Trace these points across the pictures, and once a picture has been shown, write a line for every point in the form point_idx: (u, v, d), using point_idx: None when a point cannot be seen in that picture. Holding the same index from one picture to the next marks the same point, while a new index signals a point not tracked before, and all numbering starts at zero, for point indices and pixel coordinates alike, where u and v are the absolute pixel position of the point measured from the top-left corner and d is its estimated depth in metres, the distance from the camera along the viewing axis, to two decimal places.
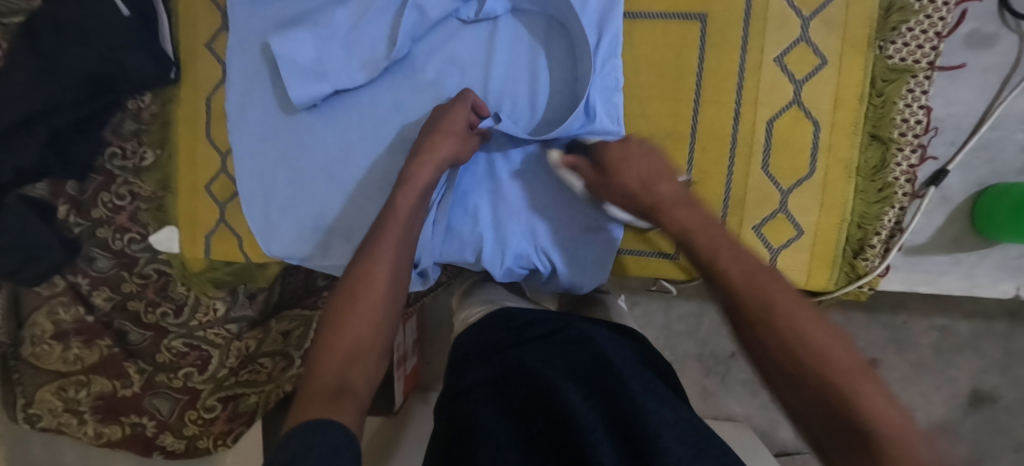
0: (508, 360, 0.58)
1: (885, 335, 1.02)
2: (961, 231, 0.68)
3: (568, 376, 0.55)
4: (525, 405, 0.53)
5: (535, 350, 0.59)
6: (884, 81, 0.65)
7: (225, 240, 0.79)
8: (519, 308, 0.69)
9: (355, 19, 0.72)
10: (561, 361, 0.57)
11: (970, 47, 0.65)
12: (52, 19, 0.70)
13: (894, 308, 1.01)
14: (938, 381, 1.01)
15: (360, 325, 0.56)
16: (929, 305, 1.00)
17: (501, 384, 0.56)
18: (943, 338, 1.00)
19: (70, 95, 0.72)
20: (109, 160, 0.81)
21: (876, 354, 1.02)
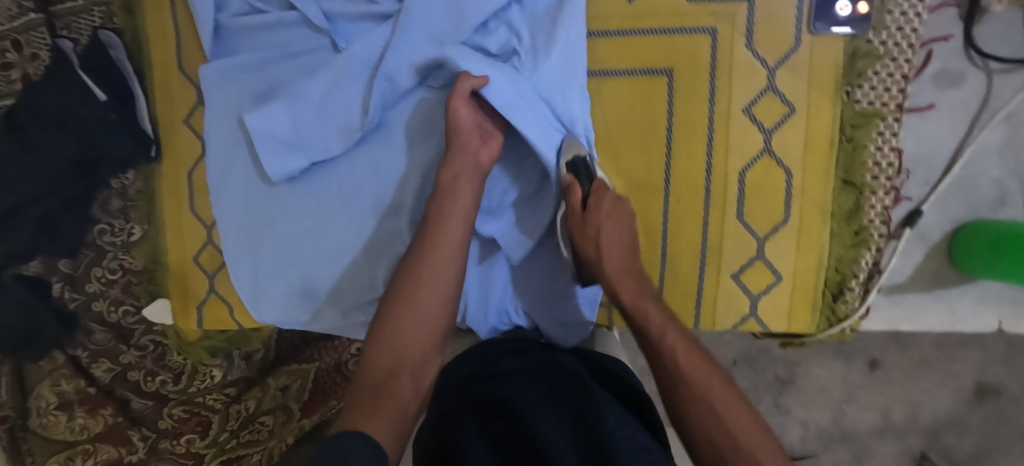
0: (486, 388, 0.58)
1: (885, 336, 0.98)
2: (940, 266, 0.68)
3: (543, 400, 0.55)
4: (498, 424, 0.52)
5: (512, 376, 0.59)
6: (853, 126, 0.66)
7: (215, 309, 0.81)
8: (499, 345, 0.70)
9: (326, 87, 0.71)
10: (538, 385, 0.58)
11: (937, 87, 0.65)
12: (32, 114, 0.72)
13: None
14: (942, 376, 0.97)
15: (423, 302, 0.60)
16: None
17: (480, 409, 0.55)
18: (947, 336, 0.96)
19: (54, 180, 0.73)
20: (98, 237, 0.82)
21: (878, 355, 0.98)
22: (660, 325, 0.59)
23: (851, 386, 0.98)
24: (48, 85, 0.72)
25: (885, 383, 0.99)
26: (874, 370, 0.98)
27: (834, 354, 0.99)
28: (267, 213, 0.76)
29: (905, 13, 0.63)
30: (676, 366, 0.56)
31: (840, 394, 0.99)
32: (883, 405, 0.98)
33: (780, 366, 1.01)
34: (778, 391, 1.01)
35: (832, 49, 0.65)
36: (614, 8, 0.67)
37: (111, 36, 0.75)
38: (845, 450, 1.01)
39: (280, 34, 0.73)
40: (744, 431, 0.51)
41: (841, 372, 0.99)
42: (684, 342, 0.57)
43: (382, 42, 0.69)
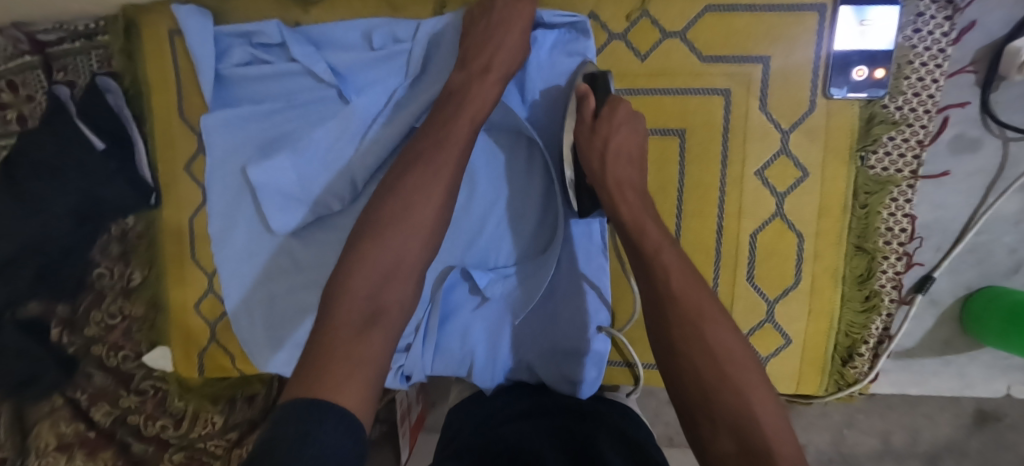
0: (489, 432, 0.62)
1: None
2: (951, 333, 0.68)
3: (548, 444, 0.58)
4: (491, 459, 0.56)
5: (516, 425, 0.63)
6: (867, 192, 0.65)
7: (218, 357, 0.80)
8: (499, 400, 0.70)
9: (333, 138, 0.69)
10: (537, 432, 0.61)
11: (953, 153, 0.64)
12: (28, 166, 0.70)
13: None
14: None
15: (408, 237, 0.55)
16: None
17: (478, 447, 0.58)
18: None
19: (53, 232, 0.72)
20: (98, 281, 0.81)
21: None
22: (657, 241, 0.55)
23: None
24: (46, 135, 0.71)
25: None
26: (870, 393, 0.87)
27: None
28: (272, 265, 0.75)
29: (923, 79, 0.62)
30: (665, 264, 0.54)
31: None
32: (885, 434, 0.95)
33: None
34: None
35: (848, 114, 0.63)
36: (627, 66, 0.66)
37: (108, 81, 0.74)
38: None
39: (285, 84, 0.71)
40: (726, 348, 0.50)
41: None
42: (675, 249, 0.55)
43: (392, 94, 0.68)
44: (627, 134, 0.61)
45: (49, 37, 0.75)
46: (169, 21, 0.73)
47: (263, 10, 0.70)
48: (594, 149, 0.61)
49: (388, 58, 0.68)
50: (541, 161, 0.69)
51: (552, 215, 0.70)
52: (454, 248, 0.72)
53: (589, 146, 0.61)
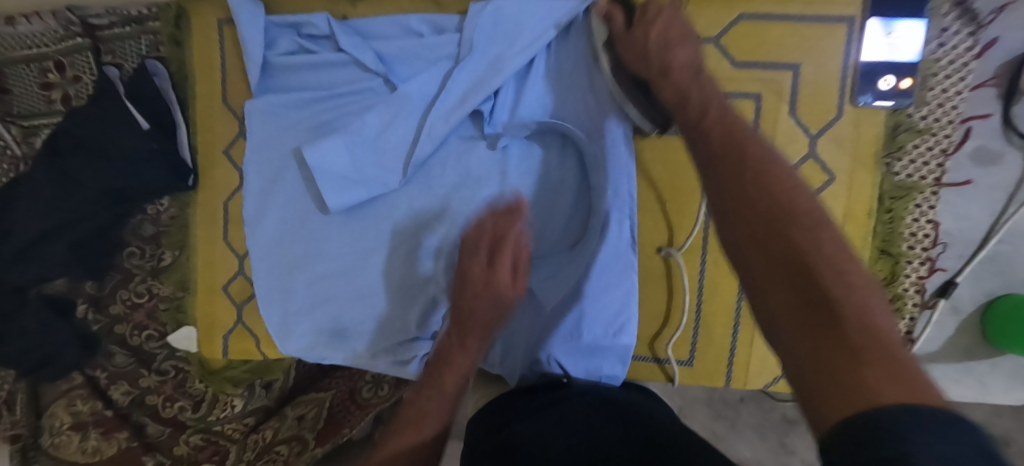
0: (506, 433, 0.58)
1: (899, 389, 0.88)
2: (972, 341, 0.69)
3: (557, 431, 0.57)
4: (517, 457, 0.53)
5: (526, 417, 0.61)
6: (892, 197, 0.66)
7: (242, 340, 0.80)
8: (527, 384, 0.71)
9: (383, 124, 0.72)
10: (546, 421, 0.59)
11: (976, 163, 0.66)
12: (73, 143, 0.73)
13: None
14: None
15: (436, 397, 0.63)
16: None
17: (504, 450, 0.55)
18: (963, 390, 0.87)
19: (90, 206, 0.74)
20: (127, 259, 0.82)
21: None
22: (700, 108, 0.55)
23: None
24: (94, 113, 0.73)
25: None
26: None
27: None
28: (306, 248, 0.76)
29: (946, 90, 0.65)
30: (704, 114, 0.54)
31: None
32: None
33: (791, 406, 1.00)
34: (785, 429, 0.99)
35: (874, 122, 0.66)
36: None
37: (156, 65, 0.76)
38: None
39: (331, 73, 0.74)
40: (784, 193, 0.46)
41: None
42: (722, 119, 0.53)
43: (444, 82, 0.71)
44: (684, 45, 0.60)
45: (100, 21, 0.77)
46: (219, 10, 0.75)
47: (311, 2, 0.72)
48: (636, 50, 0.63)
49: (434, 49, 0.71)
50: (573, 155, 0.72)
51: (583, 208, 0.72)
52: None
53: (629, 46, 0.64)
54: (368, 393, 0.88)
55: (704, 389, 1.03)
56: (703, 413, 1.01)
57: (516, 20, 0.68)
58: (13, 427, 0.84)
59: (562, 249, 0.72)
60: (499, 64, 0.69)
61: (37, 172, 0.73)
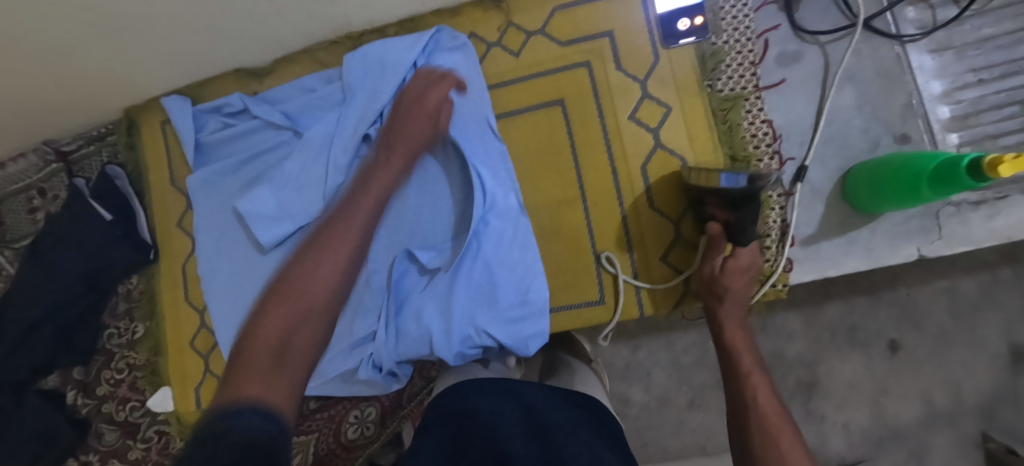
0: (465, 414, 0.63)
1: (896, 312, 0.96)
2: (845, 213, 0.74)
3: (519, 429, 0.60)
4: (467, 443, 0.58)
5: (491, 401, 0.64)
6: (723, 110, 0.76)
7: (213, 388, 0.88)
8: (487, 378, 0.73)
9: (296, 167, 0.85)
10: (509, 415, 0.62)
11: (782, 65, 0.76)
12: (50, 241, 0.87)
13: (892, 283, 0.95)
14: (971, 346, 0.93)
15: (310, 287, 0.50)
16: (925, 271, 0.95)
17: (455, 437, 0.60)
18: (956, 300, 0.94)
19: (68, 294, 0.87)
20: (109, 340, 0.93)
21: (896, 335, 0.95)
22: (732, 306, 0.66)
23: (880, 376, 0.96)
24: (65, 215, 0.88)
25: (913, 365, 0.95)
26: (896, 353, 0.95)
27: (851, 346, 0.97)
28: (251, 288, 0.86)
29: (735, 17, 0.77)
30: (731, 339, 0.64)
31: (871, 386, 0.96)
32: (923, 391, 0.94)
33: (800, 369, 0.98)
34: (805, 396, 0.98)
35: (685, 56, 0.78)
36: (506, 63, 0.83)
37: (115, 169, 0.91)
38: (896, 448, 0.95)
39: (251, 138, 0.89)
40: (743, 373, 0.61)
41: (864, 363, 0.96)
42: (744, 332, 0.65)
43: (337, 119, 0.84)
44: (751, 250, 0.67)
45: (70, 147, 0.96)
46: (159, 113, 0.92)
47: (227, 87, 0.90)
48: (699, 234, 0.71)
49: (325, 98, 0.86)
50: (453, 151, 0.83)
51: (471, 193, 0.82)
52: (400, 238, 0.83)
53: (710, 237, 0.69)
54: None
55: (709, 372, 1.06)
56: (717, 398, 1.05)
57: (382, 57, 0.83)
58: None
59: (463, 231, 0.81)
60: (375, 92, 0.83)
61: (26, 272, 0.86)
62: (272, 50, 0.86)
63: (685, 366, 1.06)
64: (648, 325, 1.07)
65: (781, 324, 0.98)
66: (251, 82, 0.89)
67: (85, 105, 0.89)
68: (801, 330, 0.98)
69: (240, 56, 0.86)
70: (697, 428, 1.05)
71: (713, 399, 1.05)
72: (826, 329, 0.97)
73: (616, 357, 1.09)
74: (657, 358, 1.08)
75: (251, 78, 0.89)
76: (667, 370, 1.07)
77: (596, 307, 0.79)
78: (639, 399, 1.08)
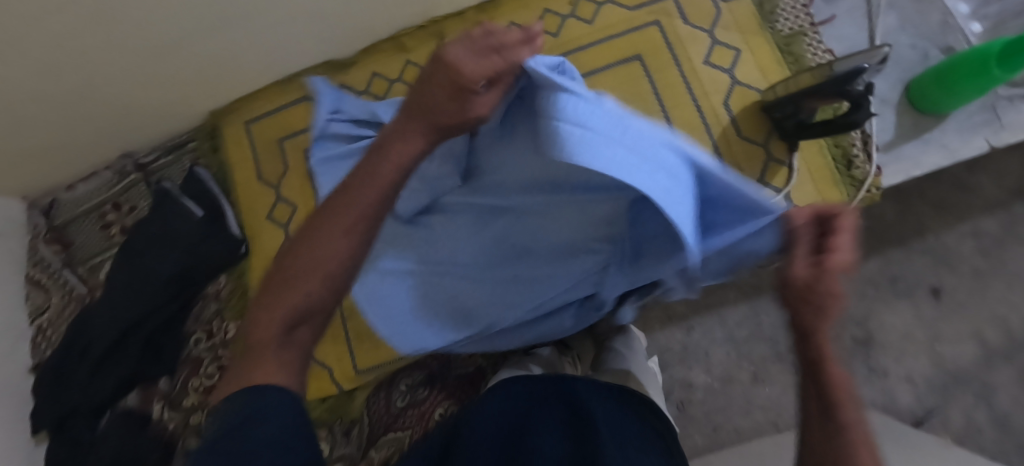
0: (521, 409, 0.67)
1: (930, 260, 0.99)
2: (915, 118, 0.82)
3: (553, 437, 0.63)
4: (511, 432, 0.65)
5: (543, 407, 0.67)
6: (787, 45, 0.85)
7: (319, 376, 0.87)
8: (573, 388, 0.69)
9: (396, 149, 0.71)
10: (550, 414, 0.67)
11: (829, 3, 0.86)
12: (141, 240, 0.87)
13: (921, 233, 0.99)
14: (1009, 281, 0.97)
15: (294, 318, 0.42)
16: (946, 216, 0.99)
17: (515, 426, 0.65)
18: (981, 240, 0.98)
19: (162, 294, 0.86)
20: (195, 346, 0.91)
21: (936, 282, 0.99)
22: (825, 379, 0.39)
23: (931, 322, 0.98)
24: (155, 217, 0.89)
25: (959, 308, 0.98)
26: (940, 298, 0.98)
27: (896, 297, 0.99)
28: None
29: None
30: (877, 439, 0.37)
31: (925, 333, 0.98)
32: (974, 331, 0.97)
33: (854, 328, 0.99)
34: (864, 354, 0.99)
35: (743, 6, 0.87)
36: (580, 30, 0.90)
37: (203, 171, 0.92)
38: (964, 392, 0.95)
39: None
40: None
41: (913, 312, 0.99)
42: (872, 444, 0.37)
43: None
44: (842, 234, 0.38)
45: (149, 158, 0.97)
46: (242, 115, 0.95)
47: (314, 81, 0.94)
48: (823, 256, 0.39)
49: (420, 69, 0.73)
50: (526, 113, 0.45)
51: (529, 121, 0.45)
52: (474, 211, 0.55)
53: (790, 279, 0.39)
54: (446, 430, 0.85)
55: (766, 345, 1.01)
56: (780, 370, 1.01)
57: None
58: None
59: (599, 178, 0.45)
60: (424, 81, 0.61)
61: (119, 275, 0.87)
62: (360, 40, 0.91)
63: (741, 342, 1.02)
64: (698, 304, 1.03)
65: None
66: (333, 77, 0.94)
67: (172, 111, 0.91)
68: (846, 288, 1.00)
69: (332, 48, 0.91)
70: (766, 403, 0.99)
71: (777, 372, 1.00)
72: (868, 283, 1.00)
73: (671, 342, 1.04)
74: (711, 336, 1.03)
75: (335, 72, 0.94)
76: (725, 347, 1.02)
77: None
78: (701, 381, 1.02)
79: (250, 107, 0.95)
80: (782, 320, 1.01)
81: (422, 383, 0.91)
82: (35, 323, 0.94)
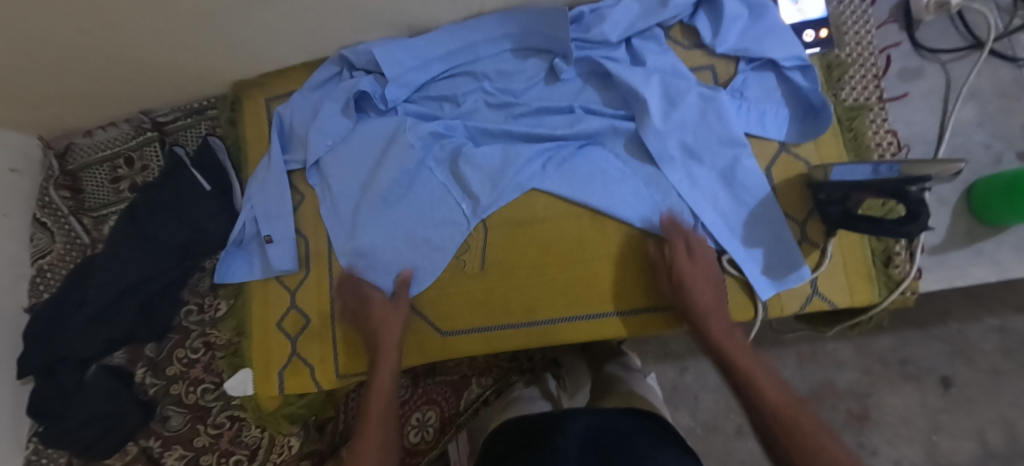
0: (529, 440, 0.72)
1: (947, 348, 1.01)
2: (970, 224, 0.75)
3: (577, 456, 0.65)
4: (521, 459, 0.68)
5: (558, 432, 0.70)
6: (849, 118, 0.78)
7: (299, 374, 0.84)
8: (583, 421, 0.72)
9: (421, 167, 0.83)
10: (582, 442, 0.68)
11: (904, 80, 0.79)
12: (146, 204, 0.86)
13: (942, 319, 1.02)
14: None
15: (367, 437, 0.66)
16: (973, 307, 1.01)
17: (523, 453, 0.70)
18: (1006, 338, 1.00)
19: (161, 264, 0.85)
20: (185, 317, 0.91)
21: (947, 372, 1.01)
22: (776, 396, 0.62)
23: (933, 411, 1.01)
24: (165, 183, 0.87)
25: (966, 402, 1.00)
26: (948, 389, 1.01)
27: (902, 379, 1.03)
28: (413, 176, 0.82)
29: (858, 33, 0.79)
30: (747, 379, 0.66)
31: (926, 422, 1.01)
32: (976, 429, 0.99)
33: (852, 401, 1.03)
34: (857, 428, 1.02)
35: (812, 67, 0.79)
36: None
37: (217, 142, 0.91)
38: None
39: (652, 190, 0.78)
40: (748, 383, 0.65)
41: (917, 397, 1.02)
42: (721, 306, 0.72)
43: (659, 194, 0.78)
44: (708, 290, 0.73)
45: (166, 117, 0.96)
46: (268, 91, 0.92)
47: None
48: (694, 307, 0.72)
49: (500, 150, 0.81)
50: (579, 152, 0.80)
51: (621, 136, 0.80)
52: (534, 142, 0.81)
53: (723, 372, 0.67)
54: (416, 438, 1.05)
55: None
56: None
57: (498, 69, 0.84)
58: None
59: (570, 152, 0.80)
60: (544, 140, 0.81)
61: (120, 232, 0.86)
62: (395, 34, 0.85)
63: None
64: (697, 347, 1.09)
65: (831, 352, 1.05)
66: (348, 70, 0.87)
67: (196, 77, 0.89)
68: (851, 361, 1.04)
69: (364, 38, 0.85)
70: (744, 458, 1.06)
71: None
72: (877, 361, 1.03)
73: (663, 378, 1.10)
74: (704, 381, 1.09)
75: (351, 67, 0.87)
76: (716, 396, 1.08)
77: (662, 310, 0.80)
78: (686, 424, 1.08)
79: (276, 83, 0.91)
80: (778, 379, 1.05)
81: (407, 385, 1.08)
82: (35, 264, 0.94)
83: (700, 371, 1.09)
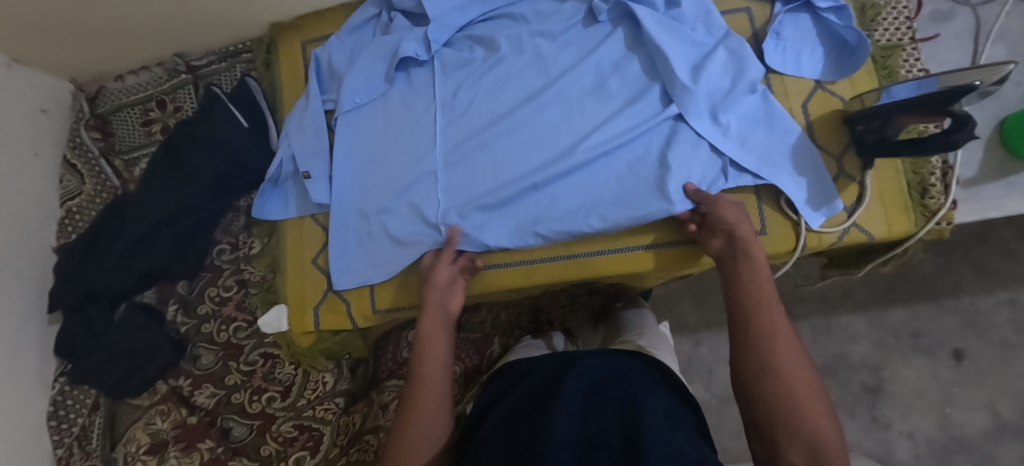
0: (525, 394, 0.69)
1: (959, 321, 1.02)
2: (1003, 158, 0.76)
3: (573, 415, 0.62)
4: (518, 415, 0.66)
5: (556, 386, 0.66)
6: (883, 57, 0.80)
7: (334, 309, 0.85)
8: (586, 370, 0.69)
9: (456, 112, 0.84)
10: (578, 398, 0.65)
11: (935, 21, 0.81)
12: (184, 138, 0.87)
13: (954, 292, 1.02)
14: None
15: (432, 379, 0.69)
16: (986, 281, 1.01)
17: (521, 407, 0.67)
18: (1017, 311, 1.00)
19: (198, 195, 0.86)
20: (217, 256, 0.92)
21: (960, 344, 1.01)
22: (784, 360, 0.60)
23: (945, 383, 1.00)
24: (203, 117, 0.88)
25: (978, 375, 1.00)
26: (961, 362, 1.01)
27: (915, 352, 1.03)
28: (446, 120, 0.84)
29: None
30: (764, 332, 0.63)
31: (937, 394, 1.01)
32: (987, 401, 0.99)
33: (865, 374, 1.04)
34: (869, 401, 1.03)
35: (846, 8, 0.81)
36: None
37: (252, 82, 0.92)
38: (963, 460, 0.98)
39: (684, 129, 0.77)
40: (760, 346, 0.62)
41: (930, 370, 1.02)
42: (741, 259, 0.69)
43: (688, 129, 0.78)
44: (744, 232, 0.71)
45: (200, 62, 0.96)
46: (304, 35, 0.92)
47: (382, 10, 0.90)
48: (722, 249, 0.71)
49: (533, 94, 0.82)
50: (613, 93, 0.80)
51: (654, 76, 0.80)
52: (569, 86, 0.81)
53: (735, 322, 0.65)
54: None
55: None
56: None
57: (537, 11, 0.84)
58: (75, 419, 0.87)
59: (601, 94, 0.80)
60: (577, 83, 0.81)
61: (158, 165, 0.87)
62: None
63: None
64: (711, 321, 1.10)
65: (845, 326, 1.05)
66: (386, 12, 0.87)
67: (235, 18, 0.89)
68: (865, 333, 1.04)
69: None
70: None
71: None
72: (890, 334, 1.04)
73: (678, 351, 1.12)
74: (719, 354, 1.10)
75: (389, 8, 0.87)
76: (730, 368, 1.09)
77: (690, 246, 0.79)
78: (700, 396, 1.10)
79: (313, 25, 0.92)
80: None
81: None
82: (64, 205, 0.93)
83: (715, 344, 1.10)
